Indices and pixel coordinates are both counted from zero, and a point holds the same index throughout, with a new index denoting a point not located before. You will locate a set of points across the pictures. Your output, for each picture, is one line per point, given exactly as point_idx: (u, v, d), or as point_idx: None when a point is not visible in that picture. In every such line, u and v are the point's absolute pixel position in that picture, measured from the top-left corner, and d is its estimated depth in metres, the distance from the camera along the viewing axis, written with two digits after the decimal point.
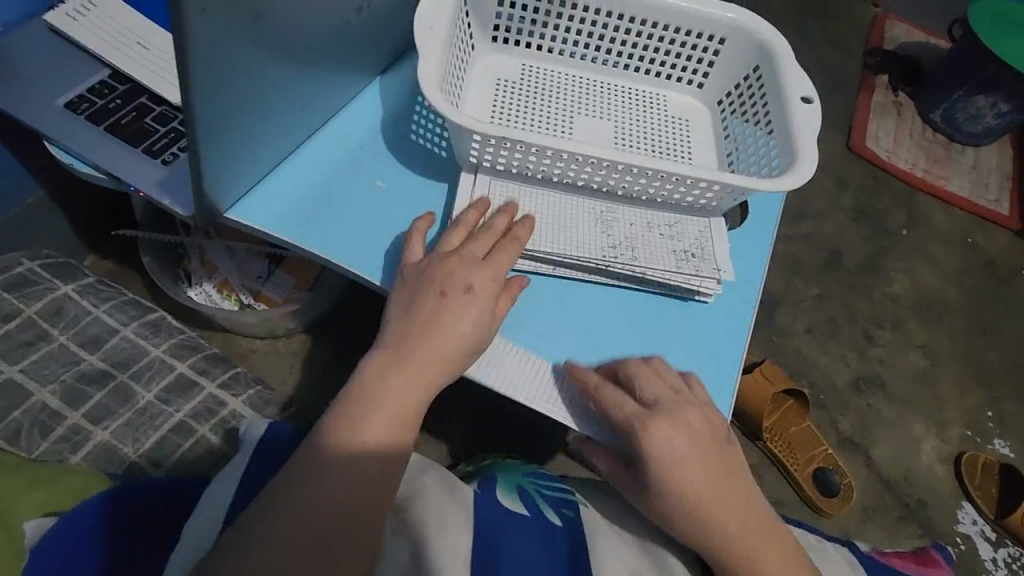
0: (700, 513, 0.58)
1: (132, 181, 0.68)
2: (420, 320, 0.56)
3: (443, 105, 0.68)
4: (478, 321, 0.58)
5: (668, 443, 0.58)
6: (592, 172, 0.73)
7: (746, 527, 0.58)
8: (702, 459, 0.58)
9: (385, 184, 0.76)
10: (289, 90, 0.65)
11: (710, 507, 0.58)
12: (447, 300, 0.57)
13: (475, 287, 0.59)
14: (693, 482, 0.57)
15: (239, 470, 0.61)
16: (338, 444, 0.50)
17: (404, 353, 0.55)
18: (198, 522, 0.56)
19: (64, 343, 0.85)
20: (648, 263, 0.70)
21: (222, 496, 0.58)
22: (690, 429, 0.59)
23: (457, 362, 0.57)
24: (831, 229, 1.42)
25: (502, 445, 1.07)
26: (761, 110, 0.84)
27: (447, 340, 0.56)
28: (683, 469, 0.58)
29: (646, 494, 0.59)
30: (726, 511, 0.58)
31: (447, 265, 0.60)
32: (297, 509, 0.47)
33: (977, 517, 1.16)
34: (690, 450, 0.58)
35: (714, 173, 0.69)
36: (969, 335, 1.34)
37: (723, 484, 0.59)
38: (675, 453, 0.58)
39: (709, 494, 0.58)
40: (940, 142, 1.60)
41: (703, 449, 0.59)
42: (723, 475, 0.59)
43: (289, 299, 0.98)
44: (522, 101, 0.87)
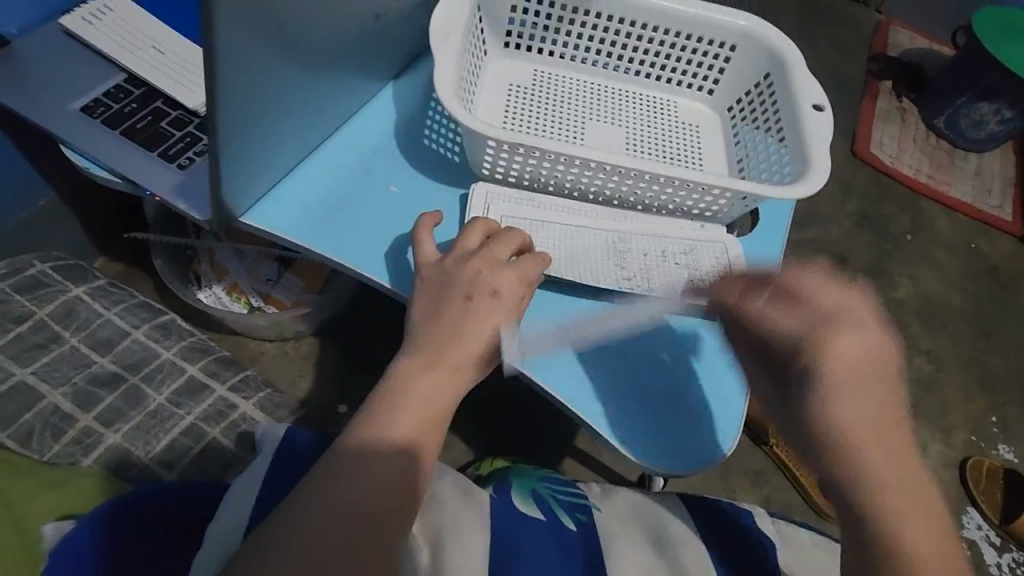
0: (856, 451, 0.44)
1: (148, 185, 0.68)
2: (445, 324, 0.57)
3: (460, 112, 0.69)
4: (503, 326, 0.58)
5: (847, 365, 0.44)
6: (605, 179, 0.74)
7: (898, 487, 0.44)
8: (875, 395, 0.44)
9: (398, 189, 0.76)
10: (307, 94, 0.66)
11: (868, 445, 0.44)
12: (474, 304, 0.57)
13: (499, 290, 0.59)
14: (856, 418, 0.44)
15: (261, 472, 0.62)
16: (363, 446, 0.50)
17: (431, 354, 0.55)
18: (221, 524, 0.56)
19: (75, 345, 0.85)
20: (663, 290, 0.70)
21: (245, 500, 0.59)
22: (872, 342, 0.44)
23: (480, 368, 0.56)
24: (837, 234, 1.42)
25: (511, 448, 1.07)
26: (772, 117, 0.84)
27: (472, 342, 0.56)
28: (852, 400, 0.44)
29: (791, 408, 0.46)
30: (884, 459, 0.44)
31: (472, 265, 0.60)
32: (322, 508, 0.47)
33: (981, 522, 1.16)
34: (869, 373, 0.44)
35: (727, 181, 0.70)
36: (973, 341, 1.34)
37: (892, 424, 0.44)
38: (849, 383, 0.44)
39: (873, 432, 0.44)
40: (944, 148, 1.61)
41: (880, 384, 0.44)
42: (893, 421, 0.45)
43: (298, 302, 0.99)
44: (534, 107, 0.88)
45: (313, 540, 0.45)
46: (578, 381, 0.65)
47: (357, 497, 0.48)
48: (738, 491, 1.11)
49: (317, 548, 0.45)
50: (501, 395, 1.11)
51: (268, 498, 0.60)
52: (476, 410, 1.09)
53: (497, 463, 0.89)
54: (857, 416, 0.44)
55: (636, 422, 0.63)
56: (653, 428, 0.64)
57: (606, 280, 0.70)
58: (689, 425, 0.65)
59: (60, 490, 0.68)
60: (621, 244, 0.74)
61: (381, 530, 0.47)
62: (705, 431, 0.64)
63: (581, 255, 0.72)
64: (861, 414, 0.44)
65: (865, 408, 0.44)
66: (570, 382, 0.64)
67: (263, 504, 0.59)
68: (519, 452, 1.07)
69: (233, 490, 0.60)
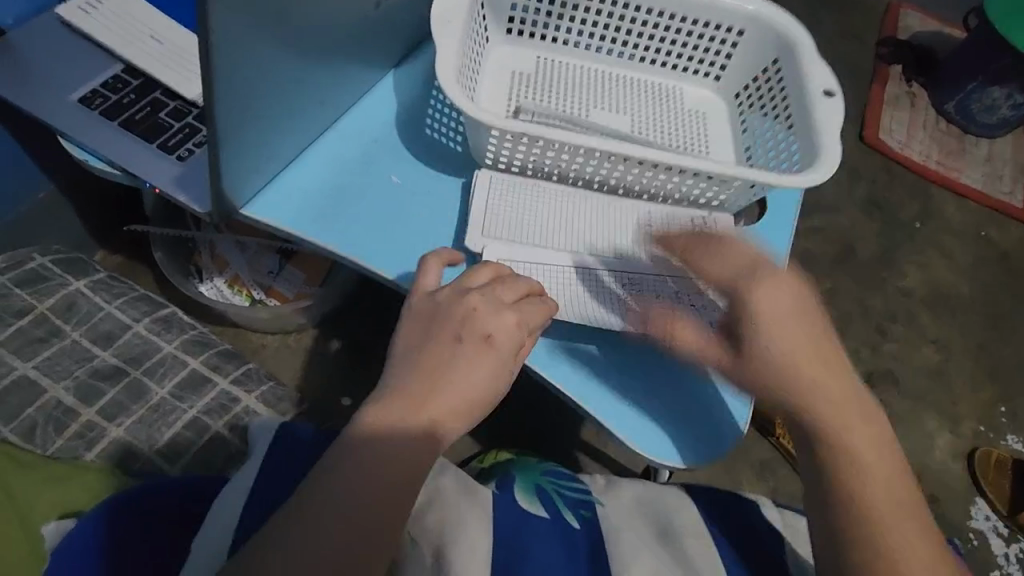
0: (800, 376, 0.56)
1: (148, 177, 0.67)
2: (441, 363, 0.54)
3: (462, 101, 0.67)
4: (495, 372, 0.55)
5: (777, 301, 0.57)
6: (610, 168, 0.72)
7: (837, 397, 0.56)
8: (803, 324, 0.57)
9: (400, 180, 0.75)
10: (305, 86, 0.64)
11: (802, 363, 0.56)
12: (465, 346, 0.55)
13: (493, 336, 0.56)
14: (791, 358, 0.56)
15: (253, 473, 0.60)
16: (370, 439, 0.51)
17: (426, 389, 0.53)
18: (211, 528, 0.55)
19: (76, 339, 0.85)
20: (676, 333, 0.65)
21: (234, 503, 0.57)
22: (790, 295, 0.57)
23: (467, 414, 0.54)
24: (844, 222, 1.40)
25: (515, 440, 1.07)
26: (781, 103, 0.82)
27: (470, 386, 0.54)
28: (778, 331, 0.56)
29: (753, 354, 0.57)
30: (814, 372, 0.56)
31: (471, 303, 0.57)
32: (333, 501, 0.48)
33: (989, 513, 1.16)
34: (789, 318, 0.57)
35: (737, 169, 0.69)
36: (983, 330, 1.33)
37: (825, 355, 0.57)
38: (779, 311, 0.56)
39: (807, 353, 0.56)
40: (954, 133, 1.58)
41: (807, 323, 0.57)
42: (824, 354, 0.57)
43: (300, 294, 0.99)
44: (537, 95, 0.86)
45: (326, 532, 0.47)
46: (585, 380, 0.65)
47: (367, 490, 0.49)
48: (744, 483, 1.10)
49: (332, 540, 0.47)
50: None
51: (262, 499, 0.58)
52: None
53: (501, 454, 0.89)
54: (790, 344, 0.56)
55: (636, 422, 0.64)
56: (655, 428, 0.64)
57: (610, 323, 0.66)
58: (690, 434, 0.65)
59: (66, 483, 0.68)
60: (626, 280, 0.69)
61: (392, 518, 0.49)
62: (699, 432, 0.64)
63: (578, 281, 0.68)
64: (795, 337, 0.56)
65: (799, 336, 0.56)
66: (575, 378, 0.65)
67: (254, 510, 0.57)
68: (523, 444, 1.06)
69: (227, 490, 0.58)
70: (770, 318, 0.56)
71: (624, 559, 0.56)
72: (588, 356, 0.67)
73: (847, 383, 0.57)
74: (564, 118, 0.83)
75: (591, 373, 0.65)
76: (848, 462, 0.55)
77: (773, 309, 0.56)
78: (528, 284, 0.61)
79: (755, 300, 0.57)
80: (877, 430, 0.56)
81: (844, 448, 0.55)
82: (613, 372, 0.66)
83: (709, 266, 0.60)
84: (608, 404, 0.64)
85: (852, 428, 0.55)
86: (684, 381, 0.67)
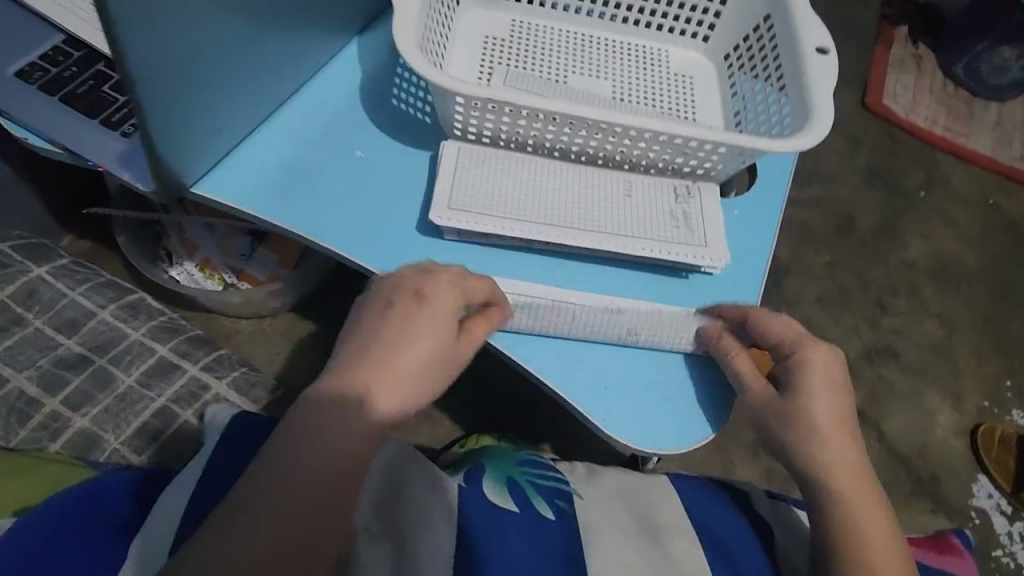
0: (824, 443, 0.54)
1: (92, 157, 0.63)
2: (373, 333, 0.52)
3: (422, 66, 0.62)
4: (431, 332, 0.52)
5: (825, 367, 0.57)
6: (586, 136, 0.68)
7: (852, 479, 0.54)
8: (843, 397, 0.56)
9: (365, 155, 0.70)
10: (251, 52, 0.60)
11: (833, 432, 0.55)
12: (394, 308, 0.53)
13: (424, 292, 0.54)
14: (825, 415, 0.55)
15: (197, 472, 0.60)
16: (325, 406, 0.48)
17: (358, 359, 0.50)
18: (150, 531, 0.56)
19: (39, 327, 0.82)
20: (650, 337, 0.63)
21: (178, 499, 0.58)
22: (828, 366, 0.57)
23: (408, 377, 0.51)
24: (844, 192, 1.35)
25: (499, 426, 1.04)
26: (771, 62, 0.77)
27: (405, 349, 0.51)
28: (823, 391, 0.56)
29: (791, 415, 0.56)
30: (841, 445, 0.55)
31: (400, 275, 0.55)
32: (287, 476, 0.45)
33: (992, 491, 1.12)
34: (831, 388, 0.56)
35: (722, 133, 0.64)
36: (988, 303, 1.28)
37: (852, 436, 0.56)
38: (825, 377, 0.56)
39: (839, 428, 0.55)
40: (962, 97, 1.51)
41: (848, 402, 0.57)
42: (851, 436, 0.56)
43: (272, 277, 0.95)
44: (513, 61, 0.81)
45: (283, 511, 0.45)
46: (563, 361, 0.63)
47: (317, 477, 0.46)
48: (737, 464, 1.07)
49: (289, 522, 0.44)
50: (489, 369, 1.07)
51: (209, 493, 0.58)
52: (462, 383, 1.06)
53: (484, 439, 0.86)
54: (826, 411, 0.55)
55: (616, 409, 0.61)
56: (638, 416, 0.61)
57: (585, 331, 0.63)
58: (676, 403, 0.63)
59: (21, 477, 0.64)
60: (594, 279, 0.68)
61: (353, 489, 0.47)
62: (685, 416, 0.62)
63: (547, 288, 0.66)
64: (835, 408, 0.56)
65: (836, 407, 0.56)
66: (554, 361, 0.63)
67: (196, 509, 0.57)
68: (507, 428, 1.04)
69: (172, 487, 0.59)
70: (813, 380, 0.56)
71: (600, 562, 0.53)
72: (564, 348, 0.63)
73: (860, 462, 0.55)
74: (540, 83, 0.78)
75: (567, 365, 0.63)
76: (856, 551, 0.51)
77: (819, 373, 0.56)
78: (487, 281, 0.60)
79: (801, 359, 0.57)
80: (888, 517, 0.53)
81: (853, 531, 0.52)
82: (592, 347, 0.64)
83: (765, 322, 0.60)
84: (589, 393, 0.62)
85: (863, 515, 0.52)
86: (666, 370, 0.64)
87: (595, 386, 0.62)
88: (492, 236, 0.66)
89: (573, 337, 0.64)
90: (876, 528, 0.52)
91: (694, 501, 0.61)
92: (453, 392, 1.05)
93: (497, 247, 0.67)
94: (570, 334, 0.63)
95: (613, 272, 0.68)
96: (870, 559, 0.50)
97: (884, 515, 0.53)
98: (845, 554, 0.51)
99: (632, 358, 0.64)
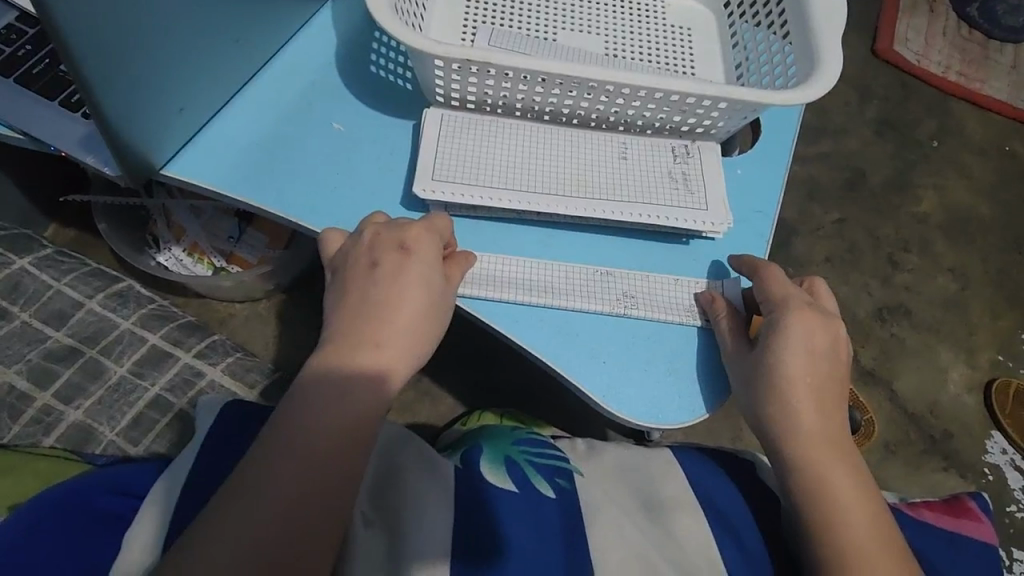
0: (791, 403, 0.52)
1: (52, 141, 0.61)
2: (354, 290, 0.52)
3: (396, 28, 0.58)
4: (412, 288, 0.52)
5: (807, 335, 0.54)
6: (576, 97, 0.63)
7: (822, 441, 0.52)
8: (821, 362, 0.54)
9: (343, 127, 0.67)
10: (213, 22, 0.56)
11: (801, 392, 0.52)
12: (383, 266, 0.52)
13: (409, 244, 0.53)
14: (808, 381, 0.53)
15: (191, 458, 0.55)
16: (312, 389, 0.48)
17: (347, 326, 0.50)
18: (137, 530, 0.51)
19: (26, 321, 0.80)
20: (648, 308, 0.61)
21: (169, 492, 0.53)
22: (815, 329, 0.54)
23: (399, 335, 0.50)
24: (854, 145, 1.29)
25: (500, 403, 1.03)
26: (773, 9, 0.72)
27: (395, 306, 0.51)
28: (807, 358, 0.53)
29: (773, 389, 0.53)
30: (811, 406, 0.52)
31: (370, 235, 0.55)
32: (278, 459, 0.44)
33: (1006, 446, 1.10)
34: (816, 356, 0.53)
35: (721, 88, 0.60)
36: (1003, 255, 1.24)
37: (828, 399, 0.53)
38: (805, 343, 0.54)
39: (811, 390, 0.53)
40: (977, 39, 1.43)
41: (828, 363, 0.54)
42: (829, 408, 0.53)
43: (264, 259, 0.94)
44: (497, 20, 0.76)
45: (276, 493, 0.43)
46: (554, 333, 0.60)
47: (303, 458, 0.45)
48: (745, 430, 1.06)
49: (282, 510, 0.43)
50: (489, 344, 1.05)
51: (201, 484, 0.54)
52: (461, 361, 1.04)
53: (486, 418, 0.85)
54: (798, 368, 0.53)
55: (614, 382, 0.58)
56: (637, 390, 0.58)
57: (577, 302, 0.60)
58: (682, 376, 0.59)
59: (13, 475, 0.63)
60: (587, 246, 0.65)
61: (338, 469, 0.45)
62: (687, 393, 0.58)
63: (538, 260, 0.63)
64: (808, 369, 0.53)
65: (811, 367, 0.53)
66: (544, 333, 0.59)
67: (188, 510, 0.52)
68: (507, 404, 1.02)
69: (165, 478, 0.54)
70: (791, 341, 0.53)
71: (600, 541, 0.52)
72: (554, 322, 0.60)
73: (839, 435, 0.53)
74: (527, 41, 0.73)
75: (559, 337, 0.59)
76: (838, 524, 0.49)
77: (799, 339, 0.54)
78: (471, 255, 0.59)
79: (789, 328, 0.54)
80: (868, 494, 0.51)
81: (822, 490, 0.50)
82: (587, 319, 0.60)
83: (765, 282, 0.58)
84: (582, 366, 0.59)
85: (839, 487, 0.50)
86: (665, 343, 0.60)
87: (590, 359, 0.59)
88: (480, 209, 0.63)
89: (564, 308, 0.60)
90: (848, 486, 0.50)
91: (698, 472, 0.59)
92: (452, 369, 1.04)
93: (486, 220, 0.64)
94: (560, 303, 0.60)
95: (606, 239, 0.65)
96: (846, 519, 0.49)
97: (859, 482, 0.51)
98: (821, 519, 0.49)
99: (634, 333, 0.60)
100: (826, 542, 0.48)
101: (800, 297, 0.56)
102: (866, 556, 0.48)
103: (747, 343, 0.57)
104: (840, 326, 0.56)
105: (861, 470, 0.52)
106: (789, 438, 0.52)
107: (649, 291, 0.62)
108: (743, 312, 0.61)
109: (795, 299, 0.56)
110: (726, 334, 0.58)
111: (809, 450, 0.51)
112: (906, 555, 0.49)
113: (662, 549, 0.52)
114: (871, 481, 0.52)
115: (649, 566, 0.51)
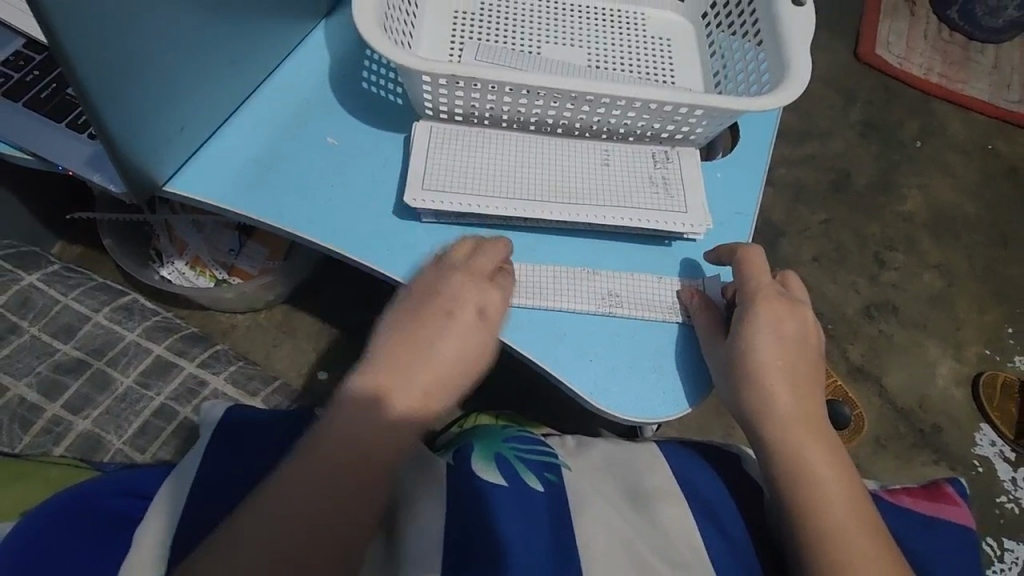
0: (764, 387, 0.55)
1: (59, 161, 0.64)
2: (414, 323, 0.54)
3: (385, 46, 0.61)
4: (452, 318, 0.54)
5: (774, 322, 0.57)
6: (559, 107, 0.67)
7: (796, 424, 0.54)
8: (789, 347, 0.56)
9: (337, 141, 0.70)
10: (210, 43, 0.59)
11: (776, 378, 0.55)
12: (456, 314, 0.55)
13: (486, 312, 0.56)
14: (780, 366, 0.55)
15: (195, 463, 0.57)
16: (349, 406, 0.50)
17: (399, 349, 0.52)
18: (143, 535, 0.53)
19: (36, 334, 0.82)
20: (633, 307, 0.64)
21: (174, 496, 0.55)
22: (784, 317, 0.57)
23: (453, 375, 0.53)
24: (839, 147, 1.32)
25: (497, 405, 1.05)
26: (748, 20, 0.75)
27: (437, 338, 0.53)
28: (779, 345, 0.56)
29: (750, 378, 0.55)
30: (786, 392, 0.55)
31: (452, 284, 0.57)
32: (295, 465, 0.46)
33: (995, 438, 1.11)
34: (786, 343, 0.56)
35: (697, 97, 0.63)
36: (988, 251, 1.26)
37: (801, 384, 0.56)
38: (774, 331, 0.56)
39: (785, 376, 0.55)
40: (958, 42, 1.47)
41: (797, 348, 0.57)
42: (802, 392, 0.55)
43: (264, 270, 0.96)
44: (483, 36, 0.80)
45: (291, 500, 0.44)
46: (543, 333, 0.62)
47: (320, 466, 0.46)
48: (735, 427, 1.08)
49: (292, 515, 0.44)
50: None
51: (202, 490, 0.56)
52: None
53: (481, 419, 0.88)
54: (770, 354, 0.55)
55: (601, 379, 0.60)
56: (625, 386, 0.60)
57: (573, 307, 0.63)
58: (666, 372, 0.61)
59: (24, 481, 0.66)
60: (575, 250, 0.67)
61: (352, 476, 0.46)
62: (676, 387, 0.61)
63: (528, 263, 0.66)
64: (779, 353, 0.56)
65: (783, 353, 0.56)
66: (536, 334, 0.62)
67: (192, 513, 0.54)
68: (502, 406, 1.05)
69: (169, 482, 0.56)
70: (760, 330, 0.56)
71: (589, 534, 0.54)
72: (549, 327, 0.62)
73: (814, 420, 0.55)
74: (512, 56, 0.76)
75: (549, 339, 0.62)
76: (820, 509, 0.51)
77: (768, 327, 0.56)
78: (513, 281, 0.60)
79: (768, 321, 0.57)
80: (848, 480, 0.53)
81: (804, 475, 0.52)
82: (576, 320, 0.63)
83: (742, 272, 0.61)
84: (574, 366, 0.61)
85: (818, 472, 0.52)
86: (648, 343, 0.63)
87: (579, 356, 0.61)
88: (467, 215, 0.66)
89: (556, 311, 0.63)
90: (827, 469, 0.53)
91: (682, 465, 0.61)
92: None
93: (474, 226, 0.67)
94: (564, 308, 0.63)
95: (591, 242, 0.68)
96: (829, 505, 0.51)
97: (838, 467, 0.53)
98: (804, 505, 0.51)
99: (620, 332, 0.63)
100: (807, 527, 0.50)
101: (770, 287, 0.59)
102: (849, 540, 0.49)
103: (723, 333, 0.60)
104: (808, 311, 0.59)
105: (842, 458, 0.54)
106: (765, 426, 0.54)
107: (635, 291, 0.65)
108: (723, 308, 0.63)
109: (765, 290, 0.59)
110: (702, 325, 0.61)
111: (783, 438, 0.54)
112: (885, 535, 0.51)
113: (649, 540, 0.54)
114: (851, 466, 0.54)
115: (636, 556, 0.53)
